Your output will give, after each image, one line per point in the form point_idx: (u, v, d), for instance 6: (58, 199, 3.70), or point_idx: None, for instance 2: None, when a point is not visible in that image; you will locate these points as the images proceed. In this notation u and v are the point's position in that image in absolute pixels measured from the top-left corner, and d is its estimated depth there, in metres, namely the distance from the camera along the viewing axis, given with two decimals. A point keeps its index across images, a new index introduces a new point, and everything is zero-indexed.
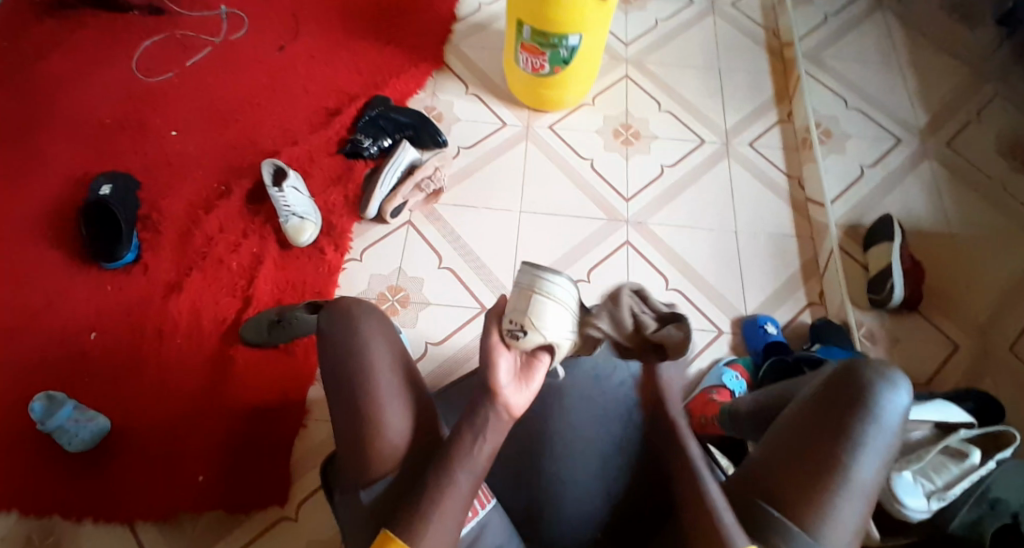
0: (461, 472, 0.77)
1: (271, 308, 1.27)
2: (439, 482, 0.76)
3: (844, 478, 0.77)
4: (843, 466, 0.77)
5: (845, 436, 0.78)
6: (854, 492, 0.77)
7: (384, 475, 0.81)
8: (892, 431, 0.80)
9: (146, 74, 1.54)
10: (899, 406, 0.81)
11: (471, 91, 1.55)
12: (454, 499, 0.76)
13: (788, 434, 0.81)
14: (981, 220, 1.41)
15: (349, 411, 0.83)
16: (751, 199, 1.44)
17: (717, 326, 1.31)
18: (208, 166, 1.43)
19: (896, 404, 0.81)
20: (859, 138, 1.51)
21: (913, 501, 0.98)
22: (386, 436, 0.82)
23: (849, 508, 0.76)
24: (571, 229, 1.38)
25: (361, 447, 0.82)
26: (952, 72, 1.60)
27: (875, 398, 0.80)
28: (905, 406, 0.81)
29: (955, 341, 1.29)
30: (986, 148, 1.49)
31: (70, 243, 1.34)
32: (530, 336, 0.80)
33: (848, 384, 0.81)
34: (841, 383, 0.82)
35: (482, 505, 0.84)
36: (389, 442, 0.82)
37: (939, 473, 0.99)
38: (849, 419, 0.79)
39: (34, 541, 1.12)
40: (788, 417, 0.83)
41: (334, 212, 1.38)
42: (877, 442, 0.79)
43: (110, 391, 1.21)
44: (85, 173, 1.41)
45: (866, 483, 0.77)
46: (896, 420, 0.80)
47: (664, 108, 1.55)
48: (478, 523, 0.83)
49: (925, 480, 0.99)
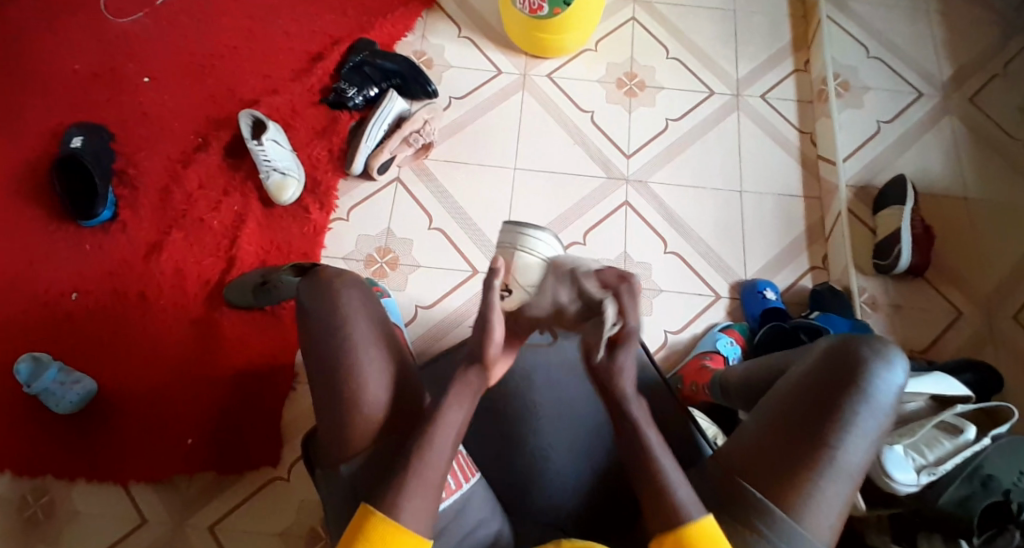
0: (441, 436, 0.74)
1: (254, 270, 1.23)
2: (409, 462, 0.72)
3: (831, 459, 0.72)
4: (830, 447, 0.72)
5: (835, 415, 0.74)
6: (841, 474, 0.72)
7: (354, 456, 0.79)
8: (885, 411, 0.75)
9: (116, 15, 1.43)
10: (893, 385, 0.76)
11: (463, 35, 1.45)
12: (433, 467, 0.73)
13: (776, 412, 0.77)
14: (999, 184, 1.34)
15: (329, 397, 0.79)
16: (758, 154, 1.37)
17: (715, 291, 1.27)
18: (185, 118, 1.35)
19: (891, 380, 0.76)
20: (878, 91, 1.42)
21: (902, 475, 0.91)
22: (364, 418, 0.78)
23: (835, 491, 0.72)
24: (568, 187, 1.32)
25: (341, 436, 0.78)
26: (982, 19, 1.48)
27: (869, 376, 0.75)
28: (900, 382, 0.76)
29: (959, 310, 1.25)
30: (1010, 106, 1.40)
31: (46, 199, 1.28)
32: (514, 293, 0.83)
33: (841, 362, 0.77)
34: (834, 360, 0.77)
35: (466, 479, 0.81)
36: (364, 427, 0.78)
37: (931, 448, 0.94)
38: (841, 398, 0.74)
39: (28, 501, 1.13)
40: (778, 393, 0.79)
41: (318, 168, 1.31)
42: (869, 422, 0.74)
43: (95, 352, 1.19)
44: (56, 123, 1.33)
45: (855, 466, 0.73)
46: (889, 400, 0.75)
47: (672, 55, 1.45)
48: (461, 497, 0.79)
49: (916, 455, 0.93)
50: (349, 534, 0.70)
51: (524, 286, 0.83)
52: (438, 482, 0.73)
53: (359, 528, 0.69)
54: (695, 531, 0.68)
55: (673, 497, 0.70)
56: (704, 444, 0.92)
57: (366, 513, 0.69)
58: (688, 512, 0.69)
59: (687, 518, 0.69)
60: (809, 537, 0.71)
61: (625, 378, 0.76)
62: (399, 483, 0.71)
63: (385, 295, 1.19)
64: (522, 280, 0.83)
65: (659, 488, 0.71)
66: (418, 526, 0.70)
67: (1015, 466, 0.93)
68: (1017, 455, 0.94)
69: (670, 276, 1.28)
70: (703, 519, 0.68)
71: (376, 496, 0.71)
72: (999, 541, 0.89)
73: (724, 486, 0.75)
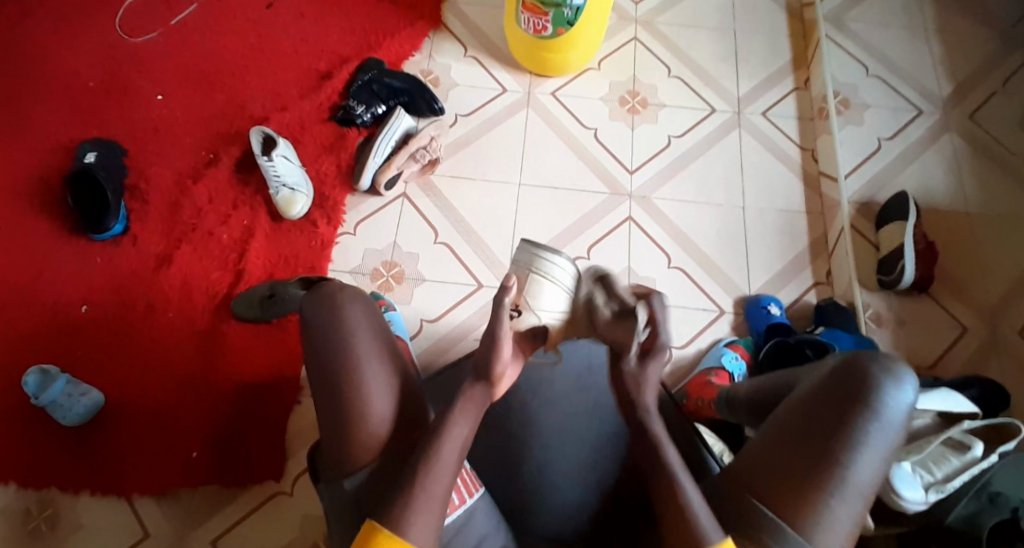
0: (447, 451, 0.74)
1: (262, 283, 1.24)
2: (415, 472, 0.73)
3: (843, 477, 0.72)
4: (840, 466, 0.72)
5: (846, 433, 0.73)
6: (852, 493, 0.72)
7: (364, 466, 0.78)
8: (895, 428, 0.75)
9: (131, 34, 1.47)
10: (904, 403, 0.76)
11: (469, 54, 1.48)
12: (439, 481, 0.72)
13: (786, 429, 0.76)
14: (1001, 199, 1.34)
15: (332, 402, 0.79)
16: (760, 171, 1.38)
17: (718, 306, 1.28)
18: (196, 134, 1.38)
19: (900, 398, 0.76)
20: (878, 109, 1.44)
21: (910, 493, 0.89)
22: (369, 426, 0.78)
23: (847, 510, 0.72)
24: (572, 203, 1.34)
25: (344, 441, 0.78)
26: (980, 38, 1.50)
27: (879, 394, 0.75)
28: (910, 400, 0.76)
29: (964, 325, 1.25)
30: (1010, 122, 1.42)
31: (58, 213, 1.31)
32: (524, 315, 0.83)
33: (850, 379, 0.76)
34: (844, 378, 0.77)
35: (470, 494, 0.80)
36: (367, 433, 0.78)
37: (939, 465, 0.93)
38: (852, 416, 0.74)
39: (33, 513, 1.13)
40: (786, 410, 0.78)
41: (326, 183, 1.34)
42: (879, 440, 0.74)
43: (103, 364, 1.20)
44: (71, 139, 1.36)
45: (866, 484, 0.73)
46: (899, 418, 0.75)
47: (673, 73, 1.47)
48: (465, 512, 0.79)
49: (924, 472, 0.92)
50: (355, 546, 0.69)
51: (538, 311, 0.83)
52: (443, 497, 0.72)
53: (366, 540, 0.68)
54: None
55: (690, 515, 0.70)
56: (712, 461, 0.91)
57: (373, 530, 0.69)
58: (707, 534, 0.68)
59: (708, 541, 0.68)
60: None
61: (647, 393, 0.78)
62: (404, 496, 0.71)
63: (391, 308, 1.20)
64: (534, 304, 0.82)
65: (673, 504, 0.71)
66: (424, 541, 0.69)
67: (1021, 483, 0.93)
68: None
69: (674, 290, 1.28)
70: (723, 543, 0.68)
71: (381, 513, 0.70)
72: None
73: (734, 503, 0.75)
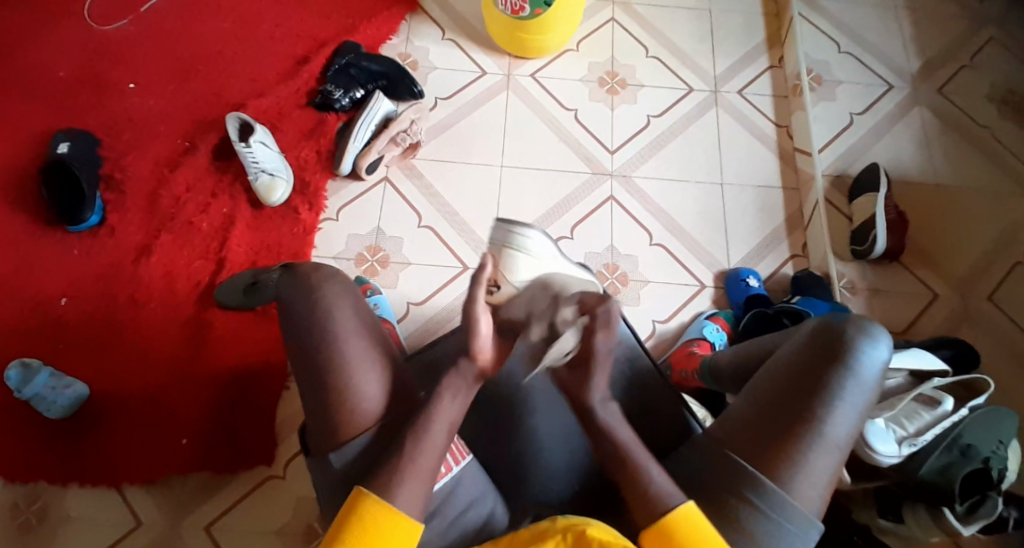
0: (434, 423, 0.74)
1: (245, 271, 1.23)
2: (411, 437, 0.73)
3: (819, 429, 0.74)
4: (816, 421, 0.75)
5: (821, 390, 0.76)
6: (828, 446, 0.74)
7: (364, 430, 0.76)
8: (869, 385, 0.77)
9: (101, 22, 1.44)
10: (877, 361, 0.78)
11: (448, 37, 1.48)
12: (432, 451, 0.72)
13: (766, 388, 0.79)
14: (968, 171, 1.39)
15: (320, 377, 0.77)
16: (738, 148, 1.41)
17: (699, 281, 1.30)
18: (172, 122, 1.36)
19: (875, 357, 0.78)
20: (850, 84, 1.47)
21: (884, 447, 0.92)
22: (358, 402, 0.77)
23: (824, 462, 0.74)
24: (555, 183, 1.35)
25: (331, 415, 0.77)
26: (946, 15, 1.54)
27: (856, 352, 0.78)
28: (884, 359, 0.78)
29: (934, 291, 1.29)
30: (977, 96, 1.46)
31: (33, 206, 1.28)
32: (503, 288, 0.78)
33: (826, 341, 0.79)
34: (821, 337, 0.80)
35: (457, 461, 0.80)
36: (360, 408, 0.77)
37: (911, 420, 0.95)
38: (827, 373, 0.77)
39: (21, 506, 1.11)
40: (765, 374, 0.81)
41: (307, 169, 1.33)
42: (854, 396, 0.76)
43: (85, 357, 1.18)
44: (42, 130, 1.34)
45: (842, 438, 0.75)
46: (873, 374, 0.78)
47: (652, 53, 1.49)
48: (450, 482, 0.79)
49: (897, 427, 0.95)
50: (341, 515, 0.69)
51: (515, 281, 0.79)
52: (432, 472, 0.72)
53: (353, 509, 0.68)
54: (677, 518, 0.67)
55: (649, 487, 0.70)
56: (695, 425, 0.93)
57: (361, 496, 0.69)
58: (668, 502, 0.69)
59: (670, 507, 0.68)
60: (798, 506, 0.73)
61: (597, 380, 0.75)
62: (398, 469, 0.70)
63: (376, 293, 1.20)
64: (513, 276, 0.79)
65: (634, 474, 0.71)
66: (413, 511, 0.70)
67: (993, 434, 0.94)
68: (996, 424, 0.95)
69: (655, 267, 1.30)
70: (681, 508, 0.68)
71: (374, 478, 0.70)
72: (982, 509, 0.91)
73: (714, 460, 0.77)
